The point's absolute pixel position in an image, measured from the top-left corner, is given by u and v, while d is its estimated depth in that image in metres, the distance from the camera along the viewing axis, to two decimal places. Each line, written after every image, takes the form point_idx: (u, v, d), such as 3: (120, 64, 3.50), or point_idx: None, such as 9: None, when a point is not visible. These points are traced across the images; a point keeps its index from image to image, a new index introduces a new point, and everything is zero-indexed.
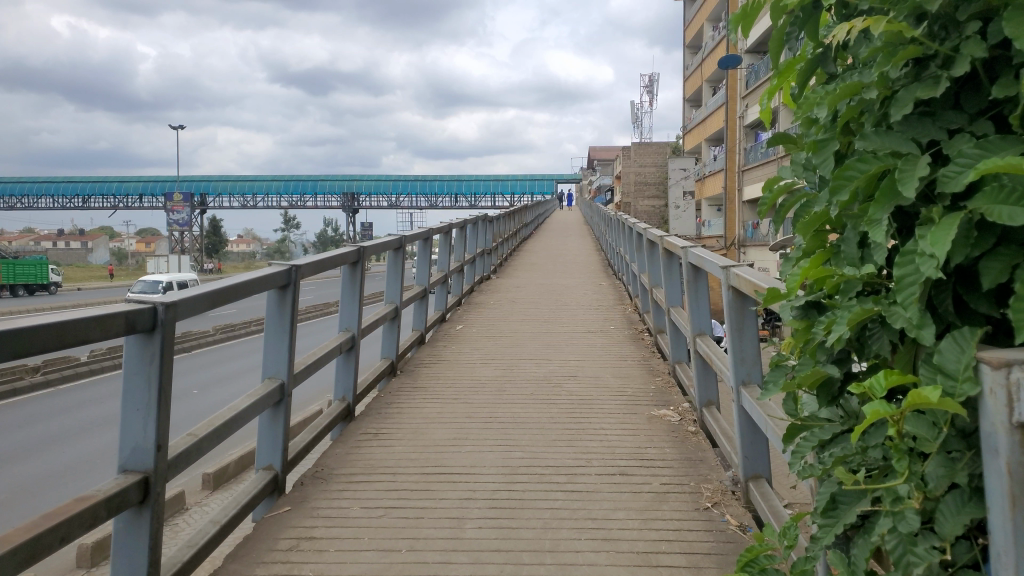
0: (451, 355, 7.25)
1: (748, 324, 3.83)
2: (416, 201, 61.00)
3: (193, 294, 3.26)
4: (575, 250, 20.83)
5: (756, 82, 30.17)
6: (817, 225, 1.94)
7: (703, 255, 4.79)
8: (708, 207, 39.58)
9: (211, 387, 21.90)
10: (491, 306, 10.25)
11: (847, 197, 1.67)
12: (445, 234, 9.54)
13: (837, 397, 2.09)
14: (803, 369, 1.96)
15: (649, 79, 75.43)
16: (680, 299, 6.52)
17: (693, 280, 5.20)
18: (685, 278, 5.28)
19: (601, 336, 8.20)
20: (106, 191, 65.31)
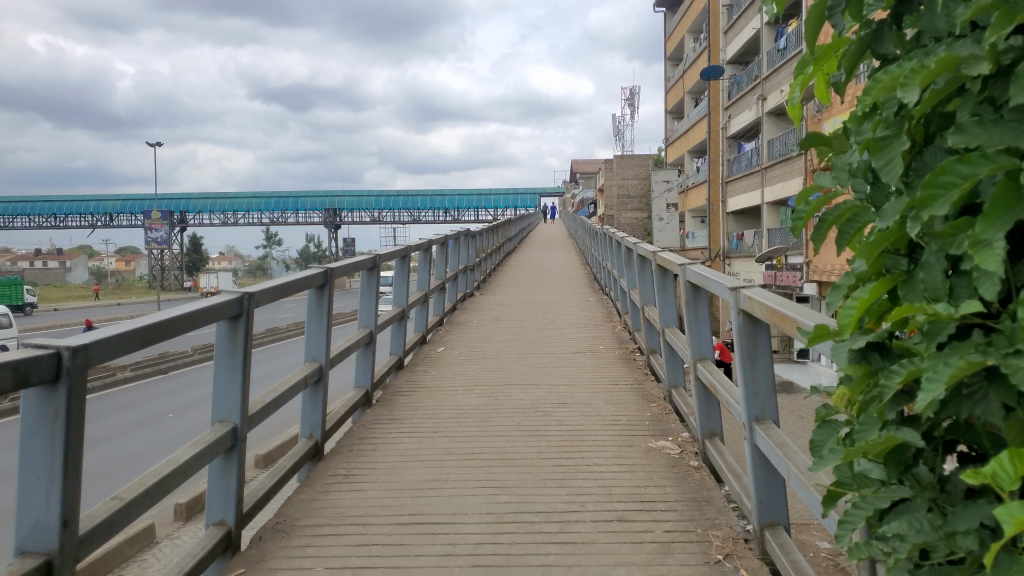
0: (432, 381, 6.77)
1: (761, 352, 3.43)
2: (399, 216, 60.51)
3: (117, 330, 2.72)
4: (560, 264, 20.46)
5: (739, 93, 30.12)
6: (883, 247, 1.56)
7: (705, 273, 4.39)
8: (692, 219, 39.44)
9: (185, 411, 21.18)
10: (475, 325, 9.78)
11: (945, 209, 1.31)
12: (424, 250, 9.06)
13: (906, 464, 1.69)
14: (865, 433, 1.55)
15: (631, 92, 75.70)
16: (676, 318, 6.10)
17: (693, 300, 4.79)
18: (684, 298, 4.88)
19: (591, 357, 7.76)
20: (82, 210, 64.24)
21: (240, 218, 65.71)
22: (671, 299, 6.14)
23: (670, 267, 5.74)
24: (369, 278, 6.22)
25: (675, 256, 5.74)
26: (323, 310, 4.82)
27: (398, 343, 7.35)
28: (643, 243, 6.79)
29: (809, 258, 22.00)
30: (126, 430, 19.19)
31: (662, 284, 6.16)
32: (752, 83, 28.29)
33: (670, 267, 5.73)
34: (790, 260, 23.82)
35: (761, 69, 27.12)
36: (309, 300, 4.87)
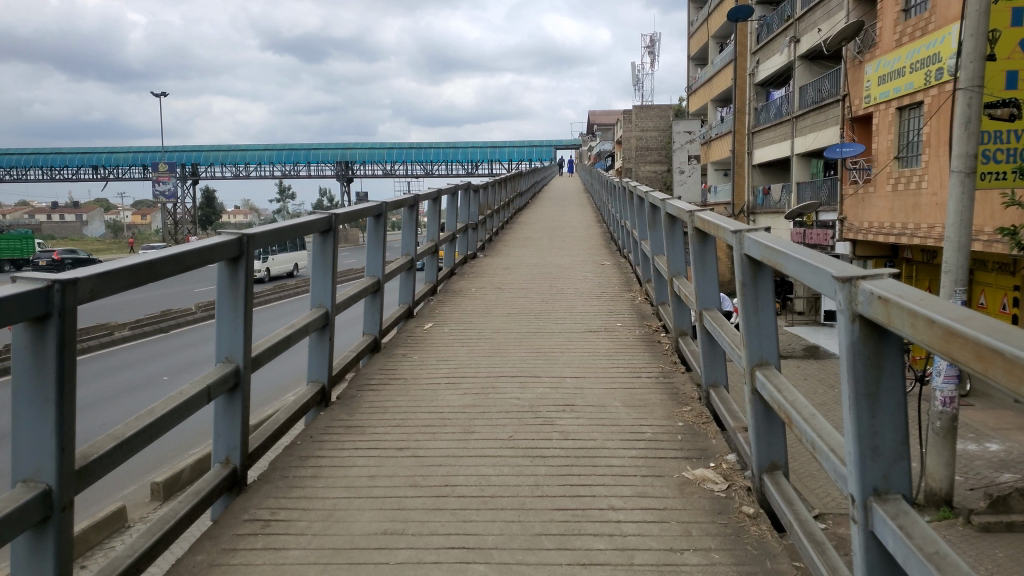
0: (411, 371, 5.50)
1: (889, 390, 2.23)
2: (412, 169, 59.06)
3: None
4: (576, 221, 19.03)
5: (769, 36, 28.04)
6: None
7: (781, 247, 3.15)
8: (714, 172, 37.61)
9: (181, 372, 20.28)
10: (472, 294, 8.48)
11: None
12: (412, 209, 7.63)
13: None
14: None
15: (650, 39, 72.76)
16: (719, 299, 4.75)
17: (754, 282, 3.49)
18: (738, 280, 3.56)
19: (605, 338, 6.44)
20: (93, 162, 63.34)
21: (252, 170, 64.46)
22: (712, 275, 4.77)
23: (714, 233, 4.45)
24: (326, 245, 4.86)
25: (718, 218, 4.44)
26: (238, 291, 3.64)
27: (372, 322, 6.08)
28: (676, 200, 5.43)
29: (843, 214, 20.35)
30: (115, 393, 18.08)
31: (703, 254, 4.79)
32: (783, 25, 26.17)
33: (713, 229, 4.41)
34: (822, 217, 22.17)
35: (794, 9, 25.04)
36: (220, 278, 3.66)
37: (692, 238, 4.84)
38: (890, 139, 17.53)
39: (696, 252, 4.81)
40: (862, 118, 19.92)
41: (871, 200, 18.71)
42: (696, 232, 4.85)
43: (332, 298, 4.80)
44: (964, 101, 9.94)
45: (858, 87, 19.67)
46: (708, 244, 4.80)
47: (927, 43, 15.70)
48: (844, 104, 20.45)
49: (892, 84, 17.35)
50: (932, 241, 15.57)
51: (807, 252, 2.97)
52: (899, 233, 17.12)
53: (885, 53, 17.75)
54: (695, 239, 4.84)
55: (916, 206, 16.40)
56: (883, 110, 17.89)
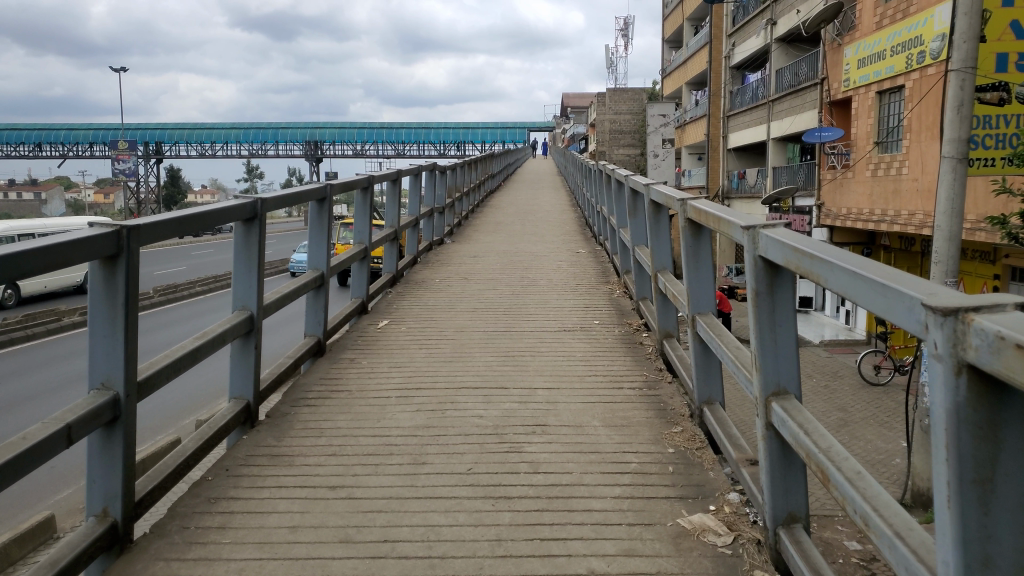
0: (356, 382, 4.75)
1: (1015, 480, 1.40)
2: (383, 150, 57.73)
3: None
4: (549, 205, 18.26)
5: (745, 17, 27.39)
6: None
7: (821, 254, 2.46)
8: (688, 156, 37.12)
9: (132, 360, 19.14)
10: (436, 286, 7.74)
11: None
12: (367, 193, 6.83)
13: None
14: None
15: (624, 21, 72.01)
16: (715, 303, 4.08)
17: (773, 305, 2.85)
18: (752, 288, 2.90)
19: (580, 339, 5.75)
20: (51, 139, 60.81)
21: (217, 149, 62.42)
22: (708, 276, 4.07)
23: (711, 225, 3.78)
24: (251, 233, 4.11)
25: (716, 209, 3.77)
26: (116, 298, 2.89)
27: (315, 322, 5.33)
28: (663, 185, 4.75)
29: (820, 200, 19.91)
30: (59, 385, 16.93)
31: (696, 250, 4.11)
32: (760, 7, 25.51)
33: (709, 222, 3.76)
34: (798, 202, 21.74)
35: None
36: (95, 282, 2.90)
37: (684, 232, 4.15)
38: (869, 124, 17.06)
39: (689, 248, 4.12)
40: (840, 102, 19.36)
41: (849, 186, 18.27)
42: (688, 225, 4.15)
43: (257, 299, 4.09)
44: (956, 83, 9.36)
45: (836, 70, 19.13)
46: (701, 238, 4.12)
47: (909, 25, 15.14)
48: (822, 87, 19.90)
49: (872, 67, 16.82)
50: (913, 228, 15.17)
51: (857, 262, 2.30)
52: (877, 220, 16.71)
53: (865, 35, 17.19)
54: (688, 232, 4.15)
55: (896, 192, 15.98)
56: (863, 94, 17.37)
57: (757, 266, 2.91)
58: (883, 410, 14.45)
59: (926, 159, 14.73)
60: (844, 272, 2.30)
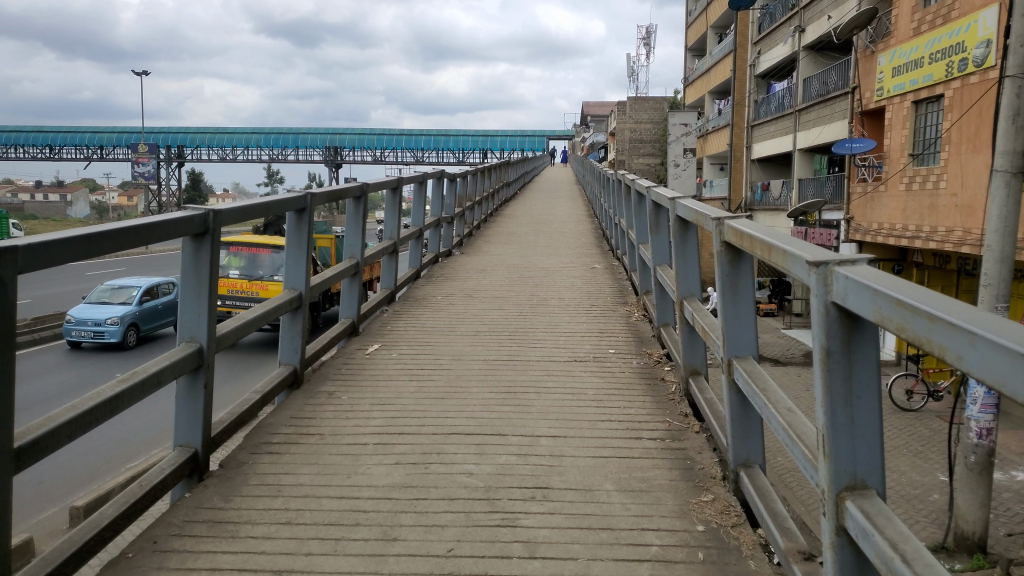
0: (330, 424, 4.11)
1: None
2: (402, 156, 57.41)
3: None
4: (567, 215, 17.56)
5: (772, 25, 26.58)
6: None
7: (933, 314, 1.64)
8: (710, 167, 36.31)
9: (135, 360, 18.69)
10: (437, 305, 7.10)
11: None
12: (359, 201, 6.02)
13: None
14: None
15: (647, 30, 71.25)
16: (756, 345, 3.37)
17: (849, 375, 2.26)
18: (819, 346, 2.29)
19: (593, 372, 5.06)
20: (77, 142, 61.37)
21: (238, 154, 62.54)
22: (749, 310, 3.37)
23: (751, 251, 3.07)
24: (203, 251, 3.53)
25: (762, 232, 3.06)
26: None
27: (291, 350, 4.69)
28: (696, 201, 4.07)
29: (849, 214, 19.03)
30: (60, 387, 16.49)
31: (738, 279, 3.39)
32: (788, 14, 24.71)
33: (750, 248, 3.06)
34: (825, 216, 20.87)
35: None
36: None
37: (720, 257, 3.44)
38: (904, 136, 16.20)
39: (729, 276, 3.40)
40: (872, 112, 18.48)
41: (881, 200, 17.39)
42: (725, 248, 3.44)
43: (208, 329, 3.51)
44: (1011, 91, 8.59)
45: (868, 79, 18.27)
46: (743, 264, 3.40)
47: (950, 31, 14.34)
48: (853, 96, 19.05)
49: (908, 75, 15.97)
50: (951, 246, 14.30)
51: (999, 326, 1.48)
52: (911, 236, 15.83)
53: (901, 42, 16.34)
54: (726, 256, 3.42)
55: (932, 207, 15.09)
56: (897, 104, 16.52)
57: (828, 315, 2.27)
58: (919, 438, 13.55)
59: (967, 172, 13.84)
60: (987, 343, 1.44)
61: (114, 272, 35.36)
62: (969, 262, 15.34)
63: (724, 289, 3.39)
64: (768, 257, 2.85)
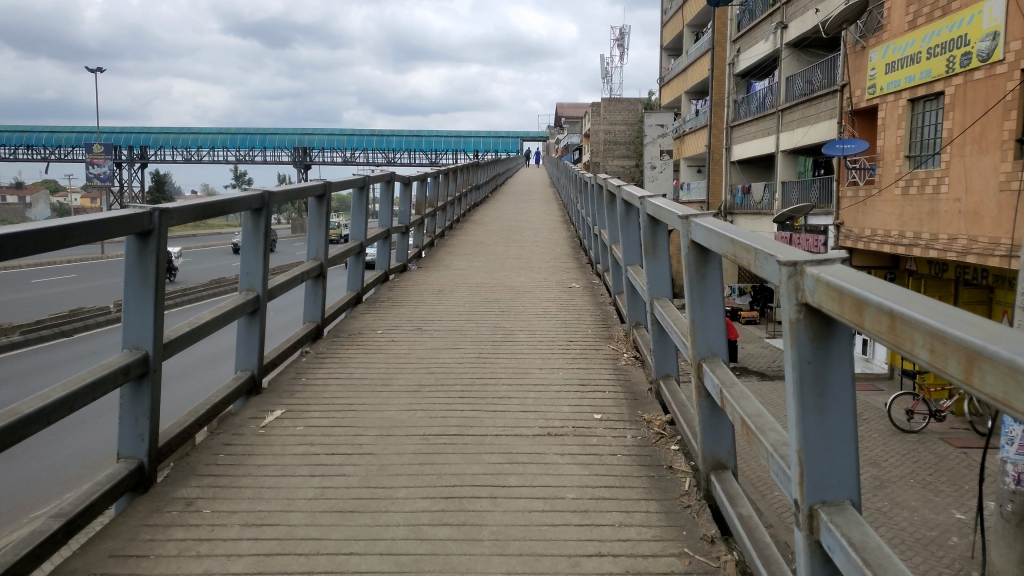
0: (168, 572, 2.65)
1: None
2: (373, 157, 55.60)
3: None
4: (541, 222, 16.18)
5: (752, 22, 25.48)
6: None
7: None
8: (687, 169, 35.24)
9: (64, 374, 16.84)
10: (372, 343, 5.66)
11: None
12: (255, 215, 4.46)
13: None
14: None
15: (621, 30, 69.92)
16: (857, 486, 1.89)
17: None
18: None
19: (572, 455, 3.64)
20: (34, 142, 58.61)
21: (204, 155, 60.17)
22: (849, 430, 1.87)
23: (874, 336, 1.47)
24: None
25: (892, 296, 1.49)
26: None
27: (135, 438, 3.28)
28: (734, 228, 2.64)
29: (839, 219, 17.91)
30: None
31: (825, 369, 1.84)
32: (768, 10, 23.61)
33: (873, 332, 1.45)
34: (811, 221, 19.76)
35: None
36: None
37: (792, 332, 1.87)
38: (899, 136, 15.07)
39: (814, 366, 1.85)
40: (863, 111, 17.33)
41: (872, 205, 16.27)
42: (803, 313, 1.85)
43: None
44: None
45: (856, 76, 17.08)
46: (835, 344, 1.85)
47: (949, 24, 13.21)
48: (842, 95, 17.89)
49: (902, 72, 14.83)
50: (954, 255, 13.16)
51: None
52: (907, 244, 14.70)
53: (893, 37, 15.18)
54: (805, 331, 1.84)
55: (932, 213, 13.97)
56: (891, 102, 15.36)
57: None
58: (924, 465, 12.38)
59: (971, 176, 12.72)
60: None
61: (67, 278, 33.03)
62: (967, 271, 13.99)
63: (811, 389, 1.85)
64: (947, 375, 1.21)
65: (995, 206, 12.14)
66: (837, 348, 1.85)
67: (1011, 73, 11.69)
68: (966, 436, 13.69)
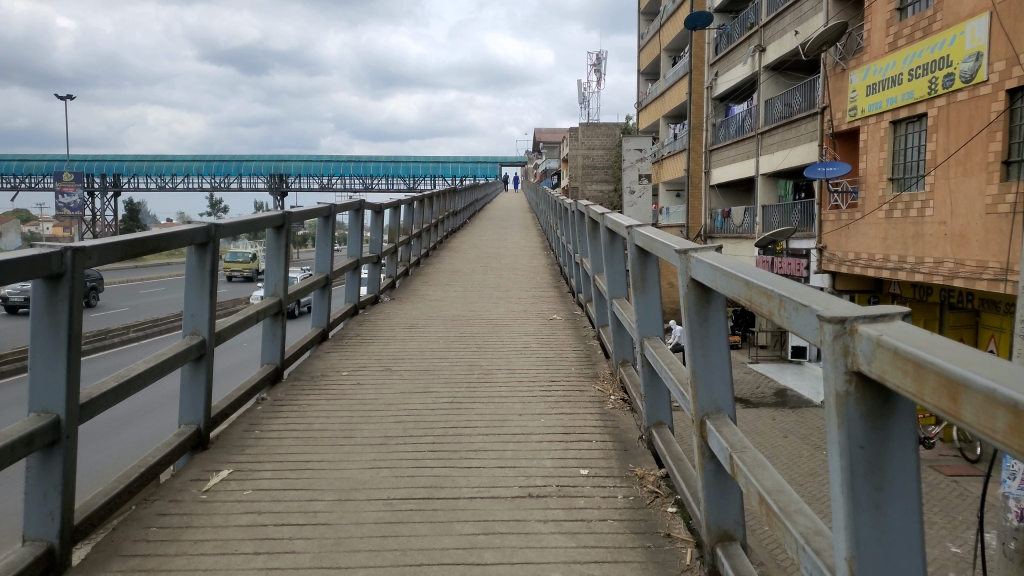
0: None
1: None
2: (351, 183, 55.16)
3: None
4: (521, 248, 15.79)
5: (729, 46, 25.61)
6: None
7: None
8: (665, 193, 35.26)
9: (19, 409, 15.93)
10: (336, 387, 5.17)
11: None
12: (200, 251, 3.99)
13: None
14: None
15: (596, 56, 70.48)
16: None
17: None
18: None
19: (558, 522, 3.18)
20: (3, 169, 57.31)
21: (178, 181, 59.25)
22: (915, 533, 1.44)
23: (981, 434, 1.08)
24: None
25: (998, 374, 1.10)
26: None
27: (42, 517, 2.74)
28: (742, 266, 2.25)
29: (821, 242, 17.77)
30: None
31: (885, 456, 1.44)
32: (746, 34, 23.70)
33: (980, 430, 1.07)
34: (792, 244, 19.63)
35: (759, 15, 22.52)
36: None
37: (839, 409, 1.46)
38: (882, 158, 14.98)
39: (869, 452, 1.43)
40: (843, 134, 17.28)
41: (855, 228, 16.13)
42: (854, 385, 1.44)
43: None
44: None
45: (837, 98, 17.05)
46: (897, 423, 1.44)
47: (932, 44, 13.18)
48: (822, 117, 17.85)
49: (885, 93, 14.78)
50: (941, 278, 12.99)
51: None
52: (892, 267, 14.53)
53: (874, 58, 15.16)
54: (857, 407, 1.43)
55: (917, 235, 13.82)
56: (872, 124, 15.30)
57: None
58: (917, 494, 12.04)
59: (957, 197, 12.59)
60: None
61: None
62: (952, 294, 13.84)
63: (866, 480, 1.44)
64: None
65: (981, 229, 12.01)
66: (898, 430, 1.43)
67: (996, 94, 11.61)
68: (955, 463, 13.43)
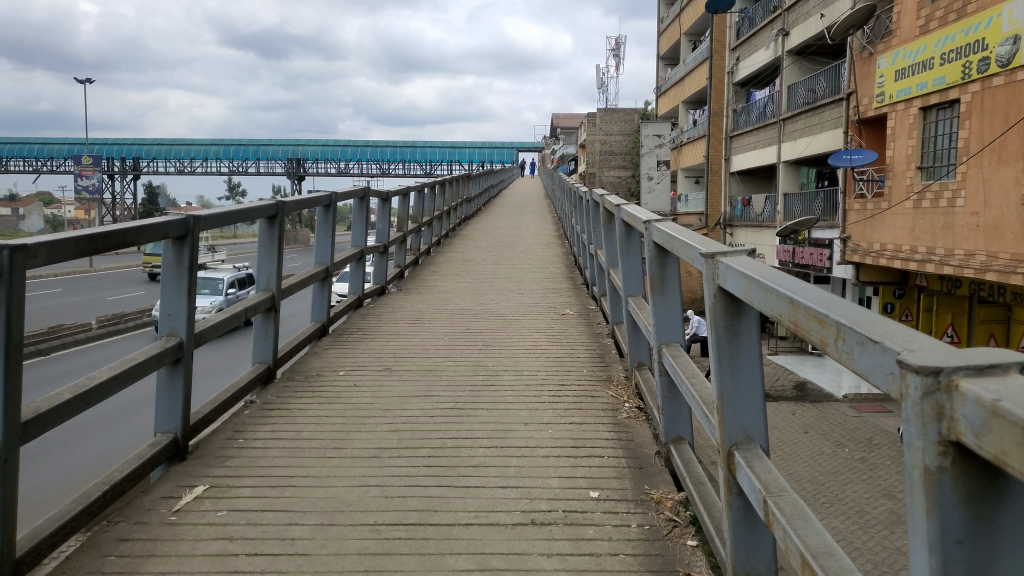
0: None
1: None
2: (367, 168, 54.87)
3: None
4: (536, 236, 15.36)
5: (751, 29, 24.88)
6: None
7: None
8: (685, 179, 34.59)
9: None
10: (330, 389, 4.83)
11: None
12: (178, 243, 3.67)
13: None
14: None
15: (615, 39, 69.40)
16: None
17: None
18: None
19: (562, 557, 2.82)
20: (24, 153, 57.69)
21: (196, 166, 59.34)
22: None
23: None
24: None
25: None
26: None
27: None
28: (788, 279, 1.87)
29: (845, 232, 17.19)
30: None
31: (992, 555, 1.06)
32: (769, 16, 22.96)
33: None
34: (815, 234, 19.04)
35: None
36: None
37: (930, 491, 1.10)
38: (911, 146, 14.37)
39: (970, 551, 1.07)
40: (871, 120, 16.64)
41: (882, 218, 15.55)
42: (951, 460, 1.08)
43: None
44: None
45: (864, 83, 16.41)
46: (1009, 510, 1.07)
47: (965, 27, 12.55)
48: (848, 103, 17.21)
49: (914, 78, 14.15)
50: (972, 271, 12.44)
51: None
52: (920, 259, 13.97)
53: (903, 42, 14.52)
54: (954, 490, 1.07)
55: (947, 226, 13.25)
56: (901, 110, 14.68)
57: None
58: None
59: (991, 188, 12.01)
60: None
61: (51, 292, 32.10)
62: (983, 288, 13.28)
63: None
64: None
65: (1017, 221, 11.44)
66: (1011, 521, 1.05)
67: None
68: None
